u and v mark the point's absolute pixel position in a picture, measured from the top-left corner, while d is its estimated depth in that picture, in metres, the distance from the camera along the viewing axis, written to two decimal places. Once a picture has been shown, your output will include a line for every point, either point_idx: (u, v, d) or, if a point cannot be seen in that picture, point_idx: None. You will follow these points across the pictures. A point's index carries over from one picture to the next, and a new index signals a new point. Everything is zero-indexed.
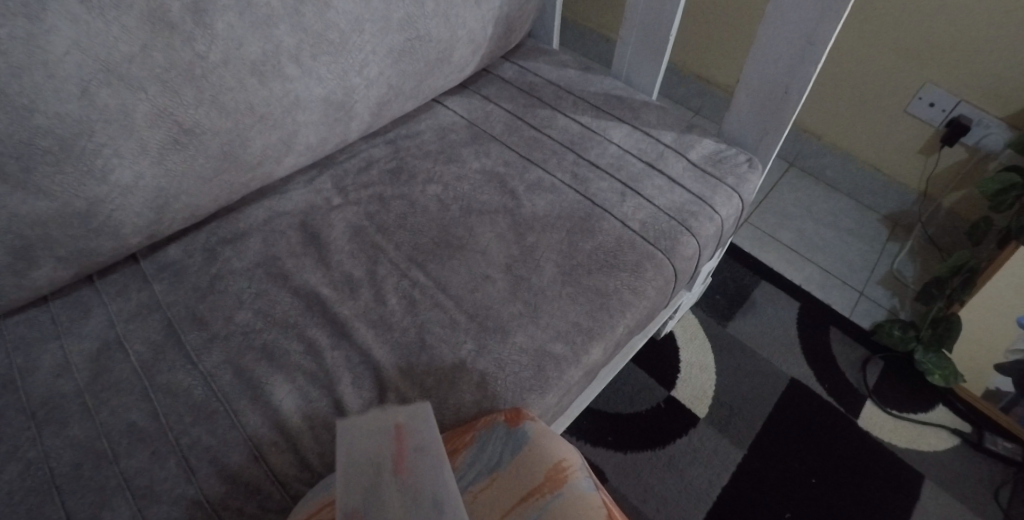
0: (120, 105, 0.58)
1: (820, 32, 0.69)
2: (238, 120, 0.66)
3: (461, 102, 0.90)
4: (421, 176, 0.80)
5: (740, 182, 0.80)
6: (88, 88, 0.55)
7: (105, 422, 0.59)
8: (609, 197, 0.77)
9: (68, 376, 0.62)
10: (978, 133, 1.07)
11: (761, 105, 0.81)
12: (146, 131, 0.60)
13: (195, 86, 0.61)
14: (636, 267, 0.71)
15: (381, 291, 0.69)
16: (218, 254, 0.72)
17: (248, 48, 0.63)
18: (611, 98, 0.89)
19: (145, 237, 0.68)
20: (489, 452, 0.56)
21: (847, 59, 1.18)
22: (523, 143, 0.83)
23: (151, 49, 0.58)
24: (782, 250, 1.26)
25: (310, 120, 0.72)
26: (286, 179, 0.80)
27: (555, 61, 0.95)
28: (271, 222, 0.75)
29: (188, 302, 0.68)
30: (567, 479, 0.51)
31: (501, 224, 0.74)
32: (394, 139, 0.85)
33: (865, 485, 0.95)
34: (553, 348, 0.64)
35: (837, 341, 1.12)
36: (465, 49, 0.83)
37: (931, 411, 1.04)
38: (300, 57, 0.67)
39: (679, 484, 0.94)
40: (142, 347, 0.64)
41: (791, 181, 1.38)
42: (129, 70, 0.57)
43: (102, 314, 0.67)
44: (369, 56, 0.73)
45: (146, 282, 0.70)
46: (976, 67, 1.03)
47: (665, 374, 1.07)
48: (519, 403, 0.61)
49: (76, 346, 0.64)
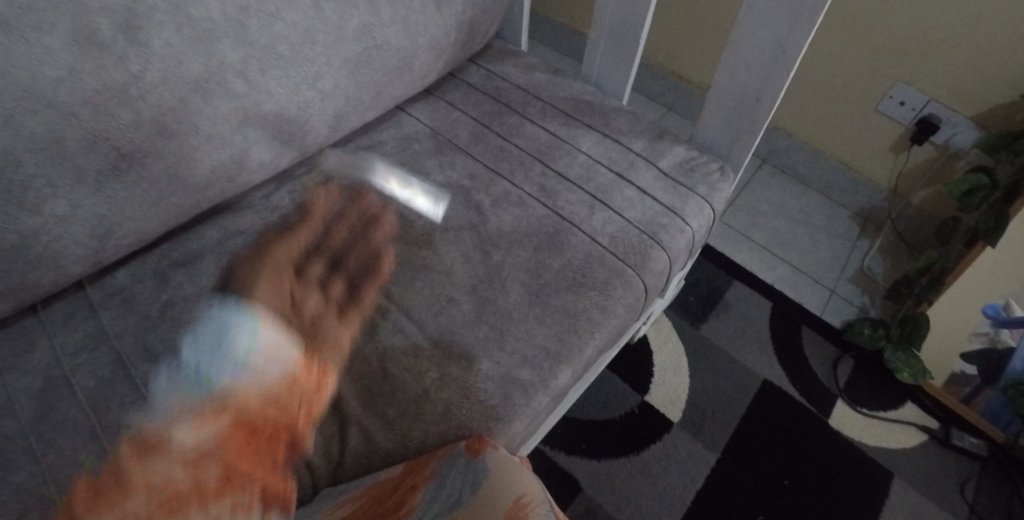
0: (49, 131, 0.54)
1: (791, 40, 0.68)
2: (184, 141, 0.62)
3: (425, 109, 0.86)
4: (383, 191, 0.77)
5: (712, 191, 0.79)
6: (10, 116, 0.51)
7: (50, 467, 0.56)
8: (578, 210, 0.75)
9: (10, 418, 0.59)
10: (948, 131, 1.08)
11: (732, 111, 0.79)
12: (80, 157, 0.56)
13: (132, 107, 0.57)
14: (605, 284, 0.69)
15: (342, 317, 0.66)
16: (170, 279, 0.68)
17: (190, 65, 0.59)
18: (580, 104, 0.86)
19: (89, 266, 0.64)
20: (449, 489, 0.55)
21: (820, 56, 1.16)
22: (489, 153, 0.80)
23: (81, 71, 0.53)
24: (755, 248, 1.26)
25: (263, 136, 0.69)
26: (242, 196, 0.76)
27: (522, 64, 0.92)
28: (225, 244, 0.72)
29: (138, 333, 0.65)
30: (527, 516, 0.51)
31: (466, 241, 0.72)
32: (355, 150, 0.81)
33: (835, 484, 0.97)
34: (520, 373, 0.63)
35: (808, 339, 1.13)
36: (427, 56, 0.80)
37: (900, 409, 1.06)
38: (248, 72, 0.63)
39: (654, 490, 0.95)
40: (90, 384, 0.61)
41: (764, 176, 1.38)
42: (57, 95, 0.53)
43: (46, 348, 0.63)
44: (324, 68, 0.69)
45: (93, 311, 0.66)
46: (946, 66, 1.02)
47: (639, 378, 1.07)
48: (485, 432, 0.60)
49: (18, 385, 0.61)
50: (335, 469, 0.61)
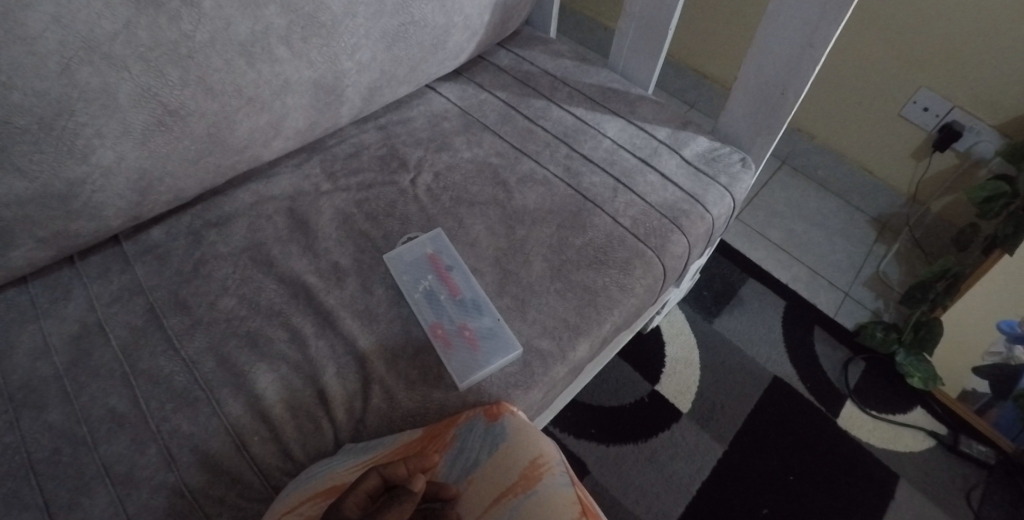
0: (102, 83, 0.56)
1: (819, 34, 0.69)
2: (226, 102, 0.64)
3: (454, 89, 0.88)
4: (412, 164, 0.79)
5: (733, 182, 0.80)
6: (68, 65, 0.54)
7: (83, 407, 0.58)
8: (601, 192, 0.76)
9: (47, 359, 0.60)
10: (970, 139, 1.08)
11: (757, 105, 0.80)
12: (128, 111, 0.59)
13: (180, 66, 0.60)
14: (626, 264, 0.71)
15: (368, 282, 0.68)
16: (203, 237, 0.70)
17: (237, 28, 0.61)
18: (606, 91, 0.87)
19: (128, 220, 0.66)
20: (468, 451, 0.57)
21: (847, 57, 1.17)
22: (516, 133, 0.82)
23: (135, 26, 0.56)
24: (771, 249, 1.27)
25: (300, 104, 0.71)
26: (274, 163, 0.78)
27: (551, 50, 0.93)
28: (257, 207, 0.74)
29: (171, 286, 0.66)
30: (542, 476, 0.53)
31: (492, 216, 0.74)
32: (386, 125, 0.83)
33: (841, 483, 0.97)
34: (539, 343, 0.65)
35: (820, 340, 1.14)
36: (461, 36, 0.82)
37: (910, 413, 1.06)
38: (290, 39, 0.66)
39: (660, 478, 0.96)
40: (123, 331, 0.63)
41: (782, 179, 1.38)
42: (112, 48, 0.56)
43: (82, 296, 0.65)
44: (362, 40, 0.71)
45: (128, 264, 0.68)
46: (971, 74, 1.03)
47: (650, 369, 1.08)
48: (503, 397, 0.62)
49: (54, 329, 0.62)
50: (357, 425, 0.61)
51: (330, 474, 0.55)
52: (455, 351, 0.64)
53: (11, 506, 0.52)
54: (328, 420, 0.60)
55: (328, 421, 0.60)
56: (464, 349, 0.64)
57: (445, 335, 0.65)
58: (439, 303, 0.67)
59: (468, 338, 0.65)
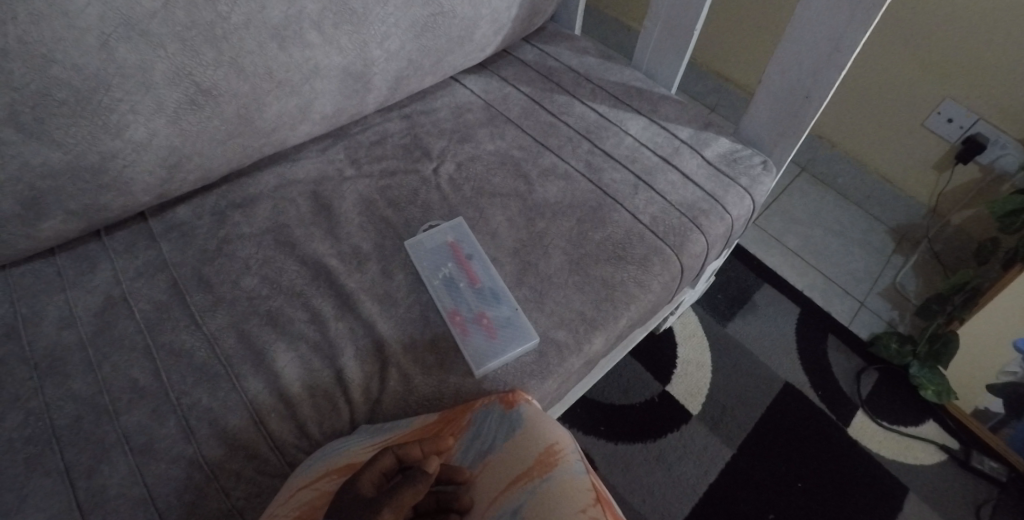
0: (138, 60, 0.58)
1: (846, 38, 0.68)
2: (256, 84, 0.65)
3: (479, 82, 0.89)
4: (434, 154, 0.79)
5: (753, 183, 0.80)
6: (107, 41, 0.55)
7: (106, 377, 0.59)
8: (622, 189, 0.76)
9: (73, 329, 0.62)
10: (994, 152, 1.07)
11: (780, 107, 0.80)
12: (163, 88, 0.60)
13: (215, 46, 0.61)
14: (644, 260, 0.71)
15: (388, 267, 0.69)
16: (227, 218, 0.71)
17: (271, 12, 0.63)
18: (630, 89, 0.88)
19: (156, 196, 0.67)
20: (483, 436, 0.57)
21: (873, 60, 1.15)
22: (539, 128, 0.83)
23: (173, 6, 0.58)
24: (786, 255, 1.27)
25: (328, 89, 0.72)
26: (300, 148, 0.79)
27: (576, 47, 0.94)
28: (282, 190, 0.75)
29: (195, 263, 0.67)
30: (557, 463, 0.53)
31: (513, 208, 0.74)
32: (410, 115, 0.84)
33: (851, 491, 0.97)
34: (556, 334, 0.65)
35: (834, 349, 1.13)
36: (488, 29, 0.82)
37: (922, 426, 1.05)
38: (322, 25, 0.66)
39: (668, 478, 0.96)
40: (147, 305, 0.64)
41: (801, 186, 1.38)
42: (150, 26, 0.57)
43: (107, 270, 0.66)
44: (392, 29, 0.72)
45: (153, 240, 0.69)
46: (998, 87, 1.02)
47: (662, 369, 1.09)
48: (518, 387, 0.62)
49: (80, 301, 0.64)
50: (373, 406, 0.62)
51: (345, 452, 0.56)
52: (471, 338, 0.64)
53: (34, 468, 0.53)
54: (345, 401, 0.61)
55: (345, 402, 0.61)
56: (480, 336, 0.65)
57: (462, 322, 0.65)
58: (458, 291, 0.68)
59: (486, 326, 0.65)
